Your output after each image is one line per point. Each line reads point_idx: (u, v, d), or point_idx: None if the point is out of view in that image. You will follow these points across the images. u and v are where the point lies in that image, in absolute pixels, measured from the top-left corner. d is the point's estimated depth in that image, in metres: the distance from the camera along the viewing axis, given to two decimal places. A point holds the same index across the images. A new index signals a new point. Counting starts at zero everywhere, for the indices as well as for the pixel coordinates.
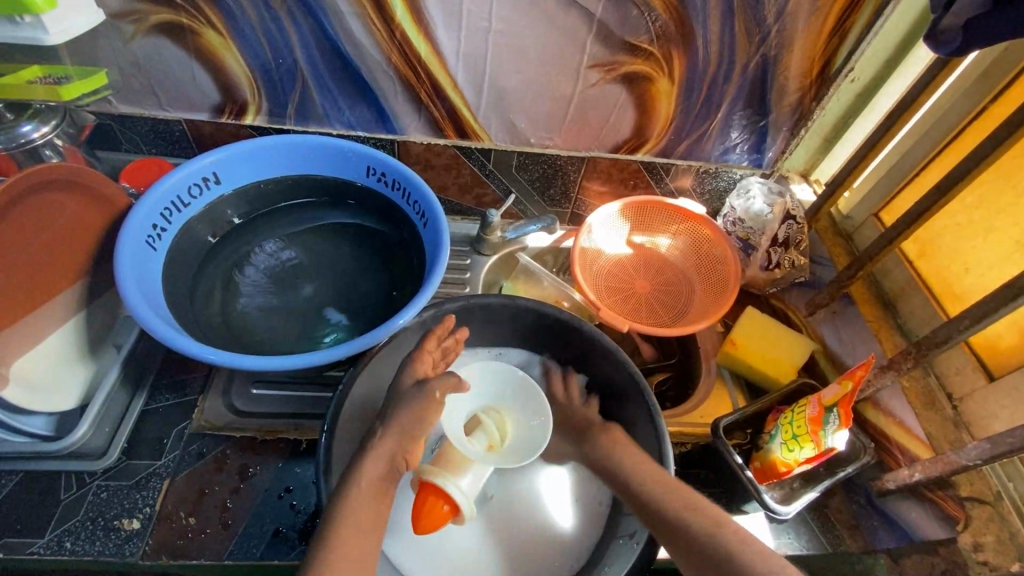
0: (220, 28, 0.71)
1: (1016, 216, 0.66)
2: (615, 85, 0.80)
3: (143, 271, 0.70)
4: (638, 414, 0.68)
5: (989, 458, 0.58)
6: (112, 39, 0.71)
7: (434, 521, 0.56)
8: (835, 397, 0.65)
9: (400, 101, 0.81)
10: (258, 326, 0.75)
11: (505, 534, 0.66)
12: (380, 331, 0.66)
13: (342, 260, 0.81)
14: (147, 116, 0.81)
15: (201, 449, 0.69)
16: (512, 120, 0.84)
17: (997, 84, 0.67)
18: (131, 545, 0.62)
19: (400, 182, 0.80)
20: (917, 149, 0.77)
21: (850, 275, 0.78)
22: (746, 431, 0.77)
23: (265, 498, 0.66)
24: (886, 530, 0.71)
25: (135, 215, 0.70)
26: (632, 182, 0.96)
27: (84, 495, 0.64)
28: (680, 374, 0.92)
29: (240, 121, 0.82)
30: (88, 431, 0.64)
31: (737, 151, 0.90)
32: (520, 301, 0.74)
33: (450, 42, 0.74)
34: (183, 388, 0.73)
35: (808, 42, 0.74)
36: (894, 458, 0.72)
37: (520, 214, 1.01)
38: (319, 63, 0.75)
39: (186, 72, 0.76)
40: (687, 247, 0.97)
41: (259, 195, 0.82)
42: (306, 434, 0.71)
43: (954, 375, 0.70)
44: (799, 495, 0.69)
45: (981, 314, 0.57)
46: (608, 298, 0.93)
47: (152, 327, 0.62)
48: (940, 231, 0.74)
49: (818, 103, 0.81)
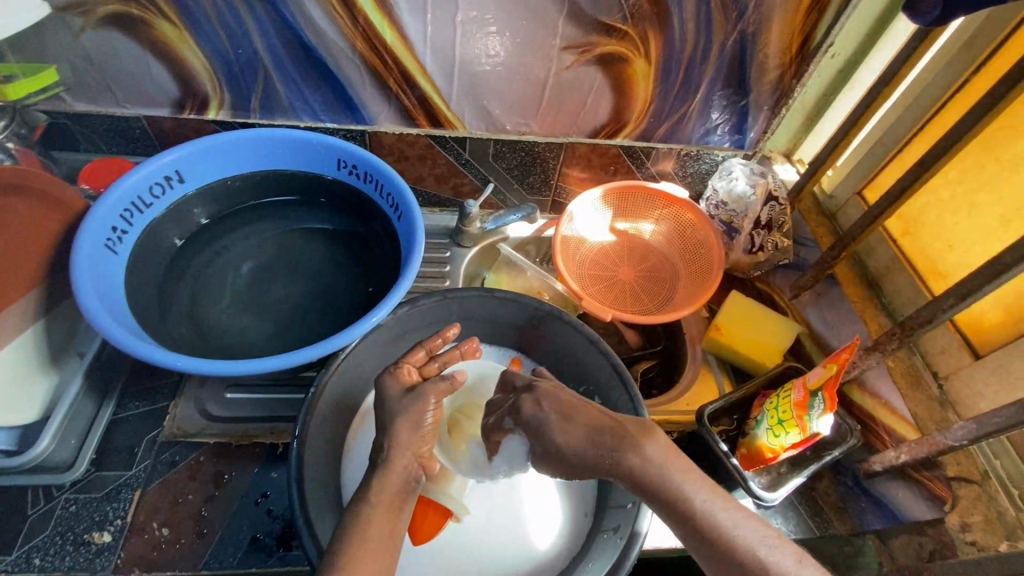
0: (174, 19, 0.67)
1: (1001, 190, 0.64)
2: (590, 67, 0.77)
3: (103, 275, 0.67)
4: (620, 405, 0.66)
5: (975, 438, 0.57)
6: (60, 33, 0.67)
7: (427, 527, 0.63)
8: (821, 380, 0.64)
9: (368, 90, 0.78)
10: (228, 327, 0.72)
11: (490, 547, 0.63)
12: (352, 330, 0.63)
13: (314, 256, 0.79)
14: (103, 114, 0.78)
15: (173, 457, 0.67)
16: (486, 107, 0.82)
17: (980, 55, 0.65)
18: (103, 559, 0.60)
19: (371, 174, 0.77)
20: (900, 124, 0.76)
21: (833, 255, 0.76)
22: (732, 417, 0.75)
23: (241, 505, 0.64)
24: (874, 511, 0.70)
25: (92, 217, 0.67)
26: (613, 166, 0.93)
27: (52, 510, 0.62)
28: (667, 360, 0.91)
29: (202, 116, 0.79)
30: (51, 443, 0.62)
31: (719, 132, 0.88)
32: (499, 293, 0.72)
33: (416, 27, 0.71)
34: (153, 396, 0.71)
35: (787, 18, 0.72)
36: (882, 439, 0.71)
37: (499, 204, 0.99)
38: (280, 52, 0.72)
39: (142, 67, 0.72)
40: (670, 232, 0.95)
41: (226, 192, 0.79)
42: (282, 438, 0.69)
43: (939, 354, 0.69)
44: (786, 480, 0.67)
45: (966, 292, 0.56)
46: (591, 286, 0.91)
47: (112, 335, 0.60)
48: (924, 208, 0.73)
49: (799, 80, 0.79)
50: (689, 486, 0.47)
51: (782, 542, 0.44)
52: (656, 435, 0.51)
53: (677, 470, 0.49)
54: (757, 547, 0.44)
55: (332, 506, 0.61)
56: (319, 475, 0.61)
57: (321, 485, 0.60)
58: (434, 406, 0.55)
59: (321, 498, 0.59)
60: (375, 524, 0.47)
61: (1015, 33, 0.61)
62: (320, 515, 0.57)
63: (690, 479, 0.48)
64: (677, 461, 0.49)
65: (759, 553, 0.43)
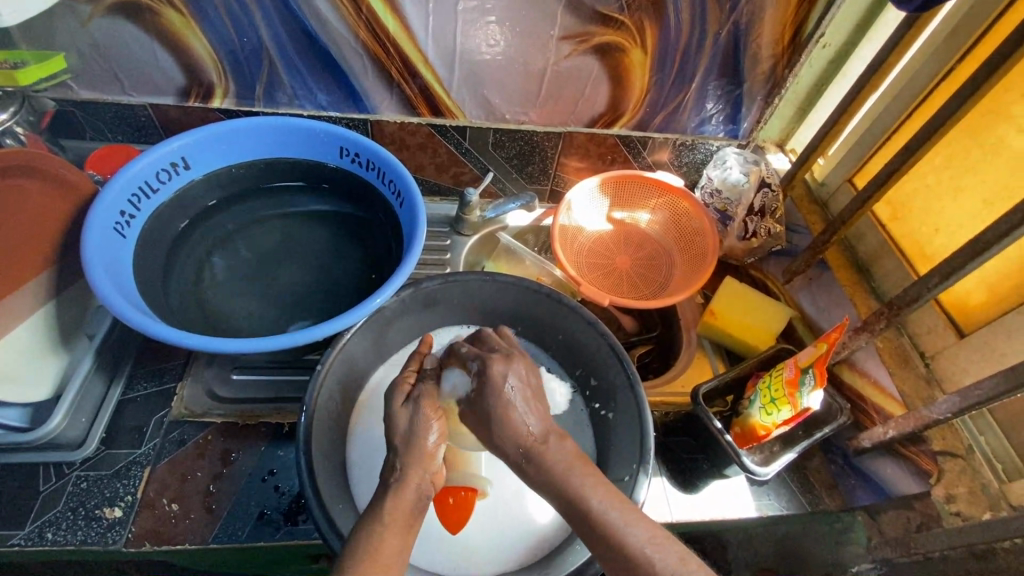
0: (180, 7, 0.69)
1: (984, 174, 0.66)
2: (588, 56, 0.79)
3: (113, 257, 0.68)
4: (618, 384, 0.68)
5: (958, 411, 0.59)
6: (69, 21, 0.69)
7: (459, 511, 0.63)
8: (811, 359, 0.66)
9: (371, 80, 0.80)
10: (232, 310, 0.73)
11: (498, 524, 0.65)
12: (358, 309, 0.65)
13: (317, 243, 0.80)
14: (110, 102, 0.79)
15: (181, 436, 0.68)
16: (486, 96, 0.84)
17: (964, 44, 0.67)
18: (114, 534, 0.61)
19: (373, 162, 0.78)
20: (890, 111, 0.78)
21: (824, 240, 0.79)
22: (726, 398, 0.78)
23: (249, 482, 0.66)
24: (863, 488, 0.73)
25: (102, 200, 0.69)
26: (610, 156, 0.95)
27: (64, 485, 0.64)
28: (662, 346, 0.93)
29: (207, 105, 0.81)
30: (63, 420, 0.64)
31: (713, 122, 0.90)
32: (500, 278, 0.74)
33: (418, 16, 0.72)
34: (160, 376, 0.73)
35: (779, 9, 0.74)
36: (869, 417, 0.73)
37: (498, 193, 1.01)
38: (285, 40, 0.74)
39: (149, 55, 0.74)
40: (666, 221, 0.97)
41: (230, 179, 0.81)
42: (288, 418, 0.70)
43: (926, 334, 0.72)
44: (777, 457, 0.70)
45: (951, 270, 0.58)
46: (589, 273, 0.93)
47: (123, 313, 0.61)
48: (911, 194, 0.75)
49: (791, 70, 0.81)
50: (591, 488, 0.50)
51: (671, 543, 0.47)
52: (567, 441, 0.53)
53: (588, 478, 0.50)
54: (645, 548, 0.46)
55: (338, 481, 0.63)
56: (326, 449, 0.63)
57: (326, 460, 0.62)
58: (434, 427, 0.54)
59: (328, 472, 0.61)
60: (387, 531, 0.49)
61: (998, 22, 0.63)
62: (329, 490, 0.59)
63: (594, 485, 0.50)
64: (586, 468, 0.51)
65: (647, 554, 0.46)
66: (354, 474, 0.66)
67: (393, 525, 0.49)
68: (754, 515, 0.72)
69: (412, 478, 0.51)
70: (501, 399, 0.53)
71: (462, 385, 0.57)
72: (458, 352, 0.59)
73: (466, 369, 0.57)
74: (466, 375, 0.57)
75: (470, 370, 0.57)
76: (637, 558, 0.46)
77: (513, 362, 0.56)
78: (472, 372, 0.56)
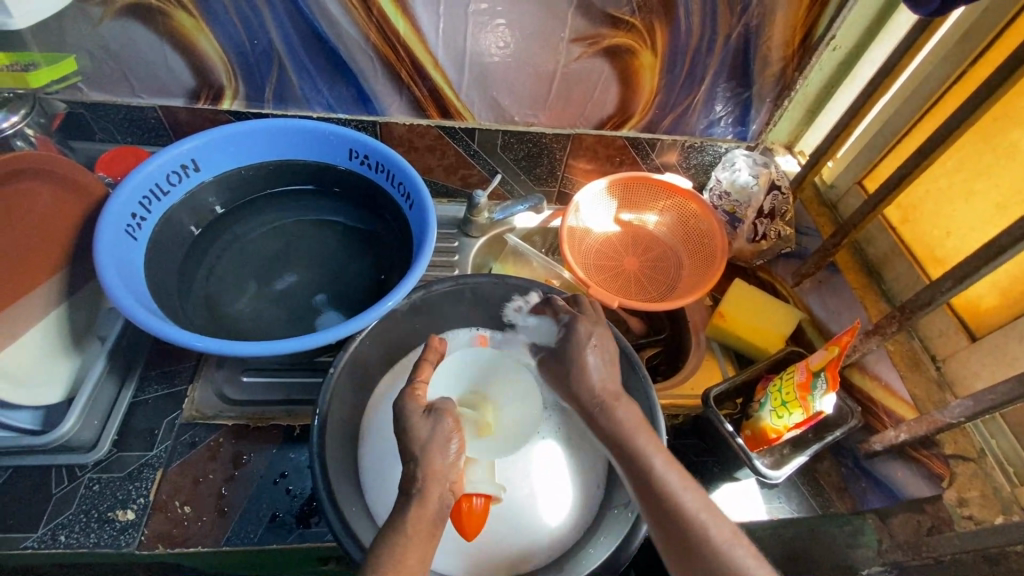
0: (191, 9, 0.69)
1: (996, 178, 0.66)
2: (598, 59, 0.79)
3: (124, 260, 0.68)
4: (629, 387, 0.68)
5: (972, 415, 0.59)
6: (79, 23, 0.69)
7: (474, 519, 0.57)
8: (823, 362, 0.66)
9: (381, 82, 0.80)
10: (243, 313, 0.73)
11: (513, 528, 0.65)
12: (370, 312, 0.65)
13: (326, 246, 0.80)
14: (119, 104, 0.79)
15: (193, 439, 0.68)
16: (495, 98, 0.84)
17: (976, 48, 0.67)
18: (127, 536, 0.61)
19: (383, 164, 0.78)
20: (901, 114, 0.78)
21: (835, 243, 0.79)
22: (736, 401, 0.77)
23: (261, 484, 0.66)
24: (874, 491, 0.73)
25: (113, 203, 0.69)
26: (618, 158, 0.95)
27: (76, 488, 0.64)
28: (670, 347, 0.92)
29: (217, 107, 0.81)
30: (76, 423, 0.64)
31: (722, 124, 0.90)
32: (510, 279, 0.73)
33: (429, 19, 0.72)
34: (171, 379, 0.73)
35: (790, 11, 0.74)
36: (881, 420, 0.73)
37: (506, 195, 1.01)
38: (295, 42, 0.74)
39: (159, 57, 0.74)
40: (674, 223, 0.97)
41: (240, 181, 0.81)
42: (300, 420, 0.70)
43: (938, 337, 0.72)
44: (789, 460, 0.70)
45: (964, 274, 0.58)
46: (597, 275, 0.93)
47: (135, 316, 0.61)
48: (922, 196, 0.75)
49: (801, 72, 0.81)
50: (651, 451, 0.56)
51: (722, 516, 0.53)
52: (634, 404, 0.60)
53: (651, 440, 0.57)
54: (699, 514, 0.52)
55: (351, 484, 0.63)
56: (338, 452, 0.63)
57: (339, 463, 0.62)
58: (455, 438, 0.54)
59: (341, 475, 0.61)
60: (412, 542, 0.49)
61: (1011, 26, 0.63)
62: (342, 492, 0.59)
63: (655, 449, 0.56)
64: (648, 432, 0.58)
65: (700, 520, 0.52)
66: (366, 477, 0.66)
67: (418, 536, 0.49)
68: (765, 517, 0.72)
69: (425, 481, 0.51)
70: (581, 355, 0.63)
71: (547, 328, 0.68)
72: (554, 304, 0.68)
73: (557, 318, 0.67)
74: (555, 324, 0.67)
75: (561, 321, 0.66)
76: (690, 519, 0.52)
77: (598, 327, 0.64)
78: (562, 323, 0.66)
